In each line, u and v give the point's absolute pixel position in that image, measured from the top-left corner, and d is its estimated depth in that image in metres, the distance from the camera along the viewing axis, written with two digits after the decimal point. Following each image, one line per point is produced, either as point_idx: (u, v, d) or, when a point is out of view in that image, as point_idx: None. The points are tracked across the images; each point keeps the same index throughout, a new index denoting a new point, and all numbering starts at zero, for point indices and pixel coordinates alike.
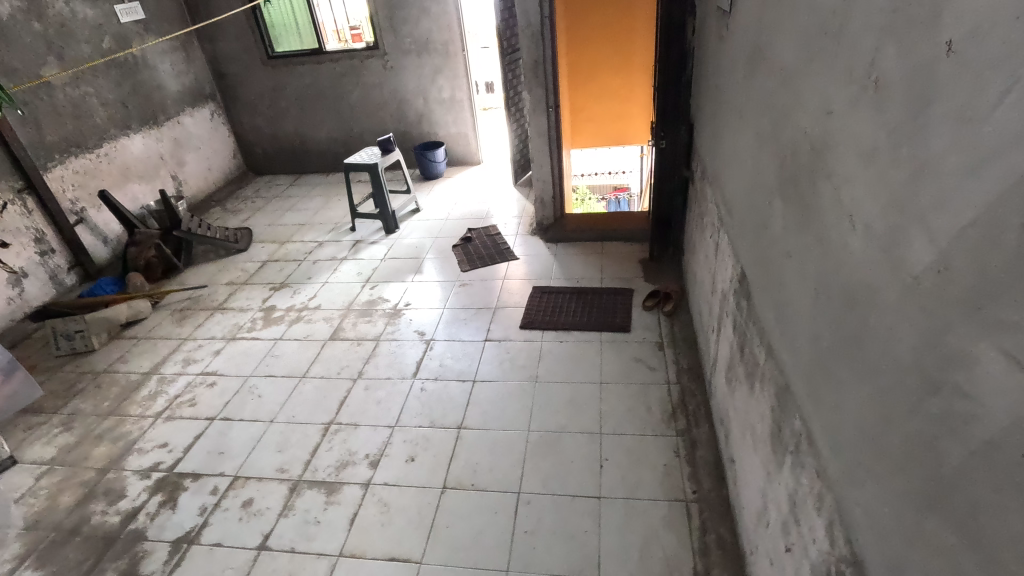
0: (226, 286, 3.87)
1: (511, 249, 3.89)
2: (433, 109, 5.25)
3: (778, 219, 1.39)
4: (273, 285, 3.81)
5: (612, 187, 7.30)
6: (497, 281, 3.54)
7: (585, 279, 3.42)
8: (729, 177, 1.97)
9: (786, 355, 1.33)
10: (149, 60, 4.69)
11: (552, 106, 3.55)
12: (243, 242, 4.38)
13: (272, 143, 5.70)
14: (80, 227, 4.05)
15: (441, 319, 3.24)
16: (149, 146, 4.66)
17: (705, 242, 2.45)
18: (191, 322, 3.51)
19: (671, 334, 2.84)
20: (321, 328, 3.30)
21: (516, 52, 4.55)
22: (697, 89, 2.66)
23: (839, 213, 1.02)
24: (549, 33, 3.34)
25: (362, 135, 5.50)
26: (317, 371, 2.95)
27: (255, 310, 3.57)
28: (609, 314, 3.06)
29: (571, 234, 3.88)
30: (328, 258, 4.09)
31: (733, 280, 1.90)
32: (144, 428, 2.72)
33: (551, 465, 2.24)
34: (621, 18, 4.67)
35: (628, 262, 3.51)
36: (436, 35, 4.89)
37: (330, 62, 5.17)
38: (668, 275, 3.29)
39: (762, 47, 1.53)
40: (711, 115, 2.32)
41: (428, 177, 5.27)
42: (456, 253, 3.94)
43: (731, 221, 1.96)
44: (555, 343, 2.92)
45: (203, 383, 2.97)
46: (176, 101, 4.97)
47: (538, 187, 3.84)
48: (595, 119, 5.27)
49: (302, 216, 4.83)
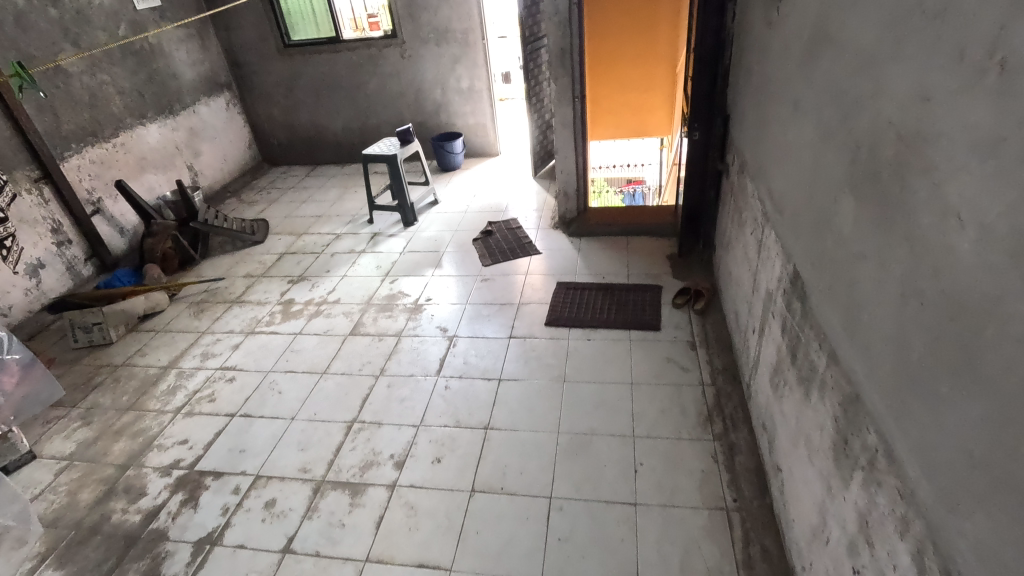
0: (244, 279, 3.81)
1: (533, 243, 3.80)
2: (451, 99, 5.15)
3: (848, 215, 1.29)
4: (292, 278, 3.75)
5: (624, 180, 7.17)
6: (519, 277, 3.45)
7: (611, 275, 3.32)
8: (779, 170, 1.86)
9: (856, 362, 1.24)
10: (166, 48, 4.62)
11: (577, 96, 3.44)
12: (259, 234, 4.32)
13: (288, 134, 5.64)
14: (97, 217, 4.00)
15: (464, 315, 3.16)
16: (165, 136, 4.60)
17: (744, 238, 2.35)
18: (208, 315, 3.46)
19: (703, 333, 2.75)
20: (341, 323, 3.24)
21: (538, 41, 4.45)
22: (735, 78, 2.54)
23: (939, 212, 0.92)
24: (576, 20, 3.23)
25: (379, 126, 5.41)
26: (337, 368, 2.88)
27: (273, 304, 3.51)
28: (637, 311, 2.97)
29: (595, 228, 3.78)
30: (346, 251, 4.02)
31: (782, 280, 1.81)
32: (164, 423, 2.67)
33: (583, 469, 2.16)
34: (645, 12, 4.59)
35: (656, 258, 3.41)
36: (455, 24, 4.78)
37: (347, 51, 5.08)
38: (697, 272, 3.19)
39: (828, 30, 1.42)
40: (754, 105, 2.21)
41: (446, 169, 5.18)
42: (476, 246, 3.86)
43: (779, 219, 1.86)
44: (583, 341, 2.83)
45: (222, 378, 2.91)
46: (192, 90, 4.91)
47: (561, 179, 3.74)
48: (618, 111, 5.16)
49: (318, 208, 4.76)
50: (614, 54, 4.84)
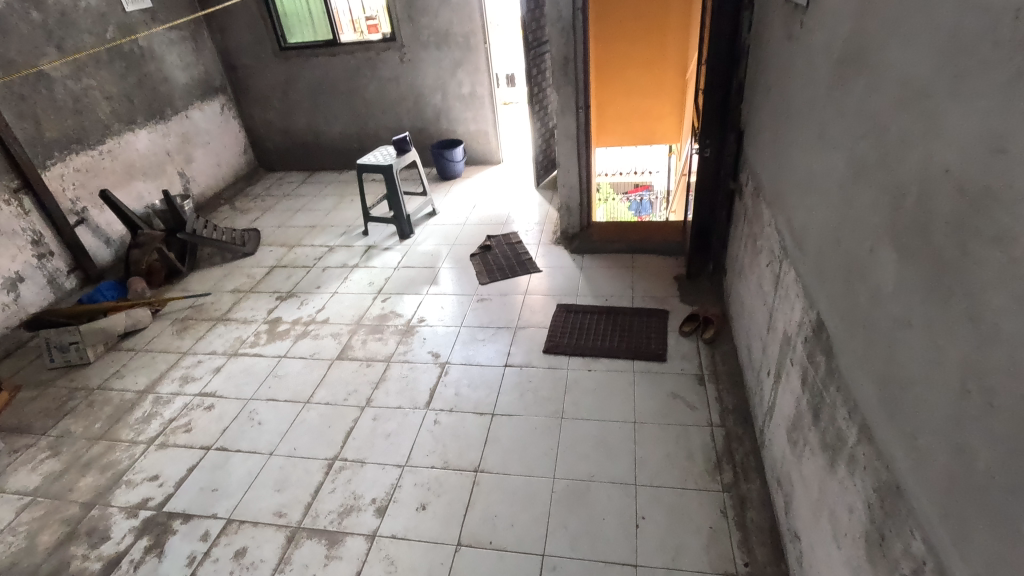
0: (231, 294, 3.65)
1: (534, 259, 3.62)
2: (452, 105, 4.97)
3: (887, 271, 1.10)
4: (280, 294, 3.59)
5: (631, 186, 6.96)
6: (518, 297, 3.26)
7: (614, 297, 3.13)
8: (800, 202, 1.67)
9: (896, 447, 1.05)
10: (157, 51, 4.47)
11: (582, 106, 3.25)
12: (249, 246, 4.17)
13: (284, 139, 5.48)
14: (81, 228, 3.85)
15: (458, 339, 2.98)
16: (155, 143, 4.45)
17: (759, 268, 2.15)
18: (192, 334, 3.31)
19: (712, 365, 2.56)
20: (328, 346, 3.07)
21: (542, 45, 4.26)
22: (751, 93, 2.34)
23: (1019, 295, 0.73)
24: (581, 27, 3.04)
25: (377, 131, 5.24)
26: (322, 397, 2.71)
27: (259, 322, 3.34)
28: (642, 339, 2.78)
29: (599, 245, 3.59)
30: (338, 265, 3.85)
31: (803, 326, 1.61)
32: (136, 456, 2.51)
33: (580, 521, 1.98)
34: (654, 17, 4.45)
35: (662, 279, 3.22)
36: (457, 27, 4.60)
37: (344, 54, 4.91)
38: (706, 296, 2.99)
39: (864, 51, 1.23)
40: (773, 125, 2.02)
41: (445, 177, 5.00)
42: (474, 262, 3.68)
43: (799, 256, 1.67)
44: (584, 372, 2.65)
45: (200, 406, 2.75)
46: (185, 94, 4.75)
47: (563, 193, 3.55)
48: (623, 118, 5.08)
49: (312, 218, 4.60)
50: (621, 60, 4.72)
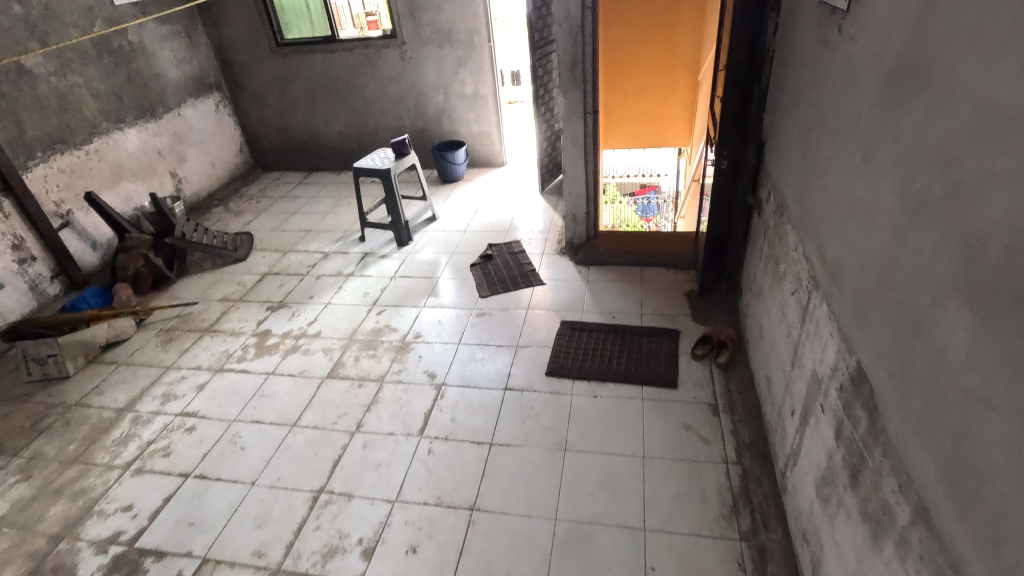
0: (220, 303, 3.49)
1: (537, 271, 3.44)
2: (454, 105, 4.79)
3: (957, 333, 0.92)
4: (271, 305, 3.42)
5: (637, 186, 6.83)
6: (520, 312, 3.09)
7: (622, 314, 2.96)
8: (837, 231, 1.49)
9: (967, 544, 0.88)
10: (148, 46, 4.30)
11: (590, 112, 3.07)
12: (242, 251, 4.01)
13: (281, 138, 5.31)
14: (66, 231, 3.70)
15: (456, 357, 2.81)
16: (145, 142, 4.29)
17: (783, 296, 1.98)
18: (177, 347, 3.15)
19: (727, 394, 2.39)
20: (318, 363, 2.90)
21: (549, 45, 4.08)
22: (776, 102, 2.16)
23: None
24: (590, 28, 2.85)
25: (377, 132, 5.07)
26: (309, 421, 2.55)
27: (248, 335, 3.19)
28: (652, 363, 2.61)
29: (606, 257, 3.41)
30: (333, 273, 3.68)
31: (838, 371, 1.44)
32: (110, 482, 2.35)
33: (584, 572, 1.82)
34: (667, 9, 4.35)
35: (673, 295, 3.05)
36: (460, 24, 4.42)
37: (343, 51, 4.73)
38: (720, 316, 2.82)
39: (927, 67, 1.06)
40: (801, 139, 1.84)
41: (447, 180, 4.82)
42: (474, 273, 3.51)
43: (834, 292, 1.49)
44: (589, 398, 2.48)
45: (181, 428, 2.59)
46: (177, 91, 4.58)
47: (569, 202, 3.37)
48: (632, 118, 4.96)
49: (308, 221, 4.43)
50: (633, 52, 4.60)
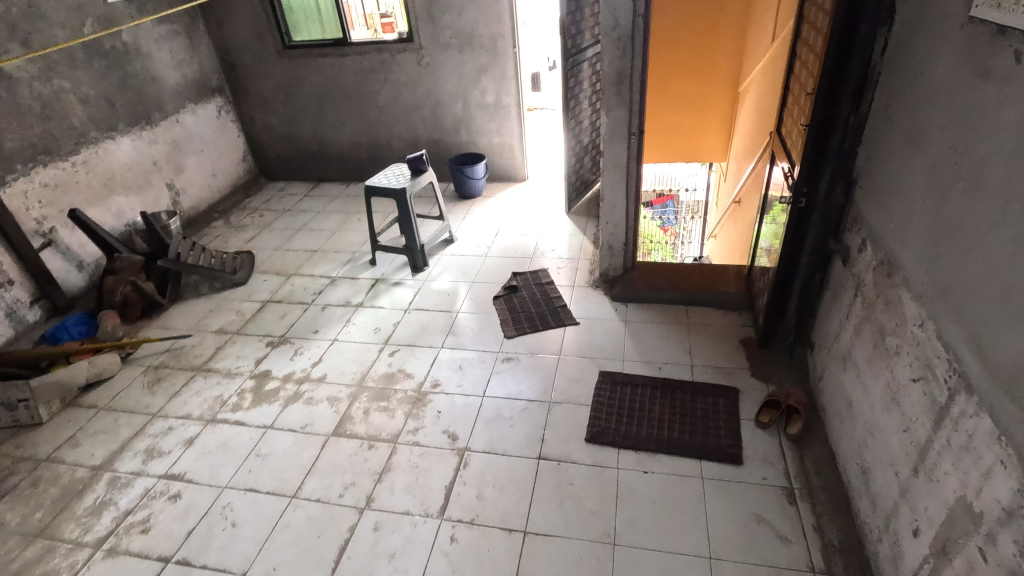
0: (216, 335, 3.15)
1: (568, 307, 3.08)
2: (474, 116, 4.43)
3: None
4: (272, 339, 3.08)
5: (654, 195, 6.25)
6: (550, 358, 2.73)
7: (669, 366, 2.60)
8: (1014, 328, 1.12)
9: None
10: (144, 48, 3.96)
11: (635, 133, 2.69)
12: (241, 274, 3.67)
13: (287, 145, 4.96)
14: (48, 251, 3.36)
15: (480, 414, 2.46)
16: (139, 152, 3.95)
17: (894, 378, 1.61)
18: (166, 389, 2.81)
19: (804, 477, 2.03)
20: (323, 416, 2.55)
21: (581, 53, 3.71)
22: (882, 137, 1.78)
23: None
24: (641, 37, 2.47)
25: (390, 142, 4.72)
26: (311, 491, 2.20)
27: (245, 376, 2.84)
28: (708, 430, 2.25)
29: (646, 293, 3.04)
30: (340, 303, 3.33)
31: (1018, 519, 1.08)
32: (77, 566, 2.01)
33: None
34: (709, 5, 4.08)
35: (725, 344, 2.68)
36: (482, 28, 4.06)
37: (355, 55, 4.37)
38: (785, 372, 2.45)
39: None
40: (929, 188, 1.48)
41: (464, 196, 4.46)
42: (497, 307, 3.15)
43: (1008, 407, 1.13)
44: (638, 474, 2.12)
45: (164, 494, 2.25)
46: (176, 96, 4.24)
47: (606, 231, 3.01)
48: (663, 131, 4.77)
49: (314, 240, 4.08)
50: (671, 51, 4.33)
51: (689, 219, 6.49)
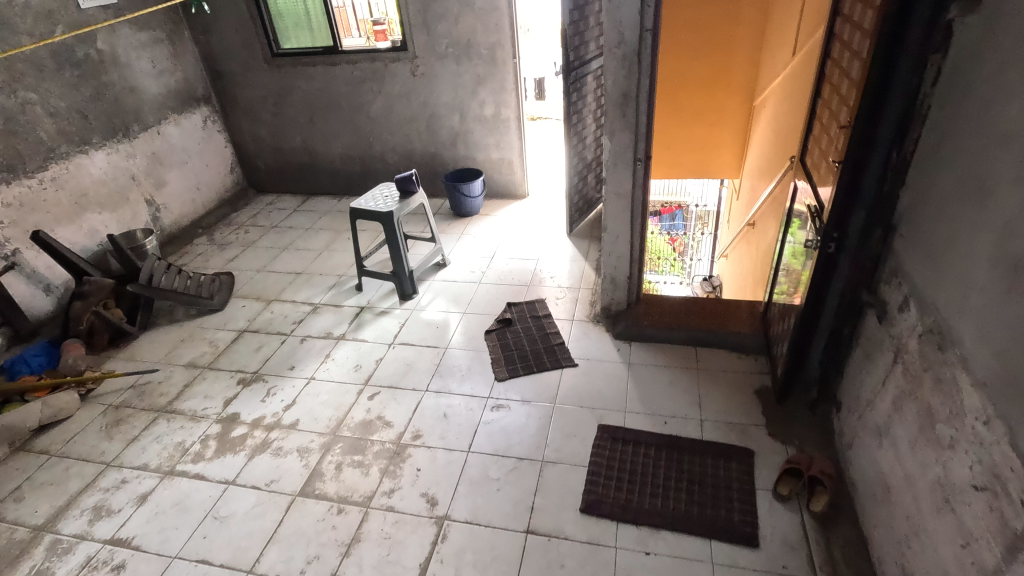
0: (185, 370, 2.92)
1: (566, 345, 2.82)
2: (471, 129, 4.18)
3: None
4: (244, 376, 2.84)
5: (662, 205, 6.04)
6: (545, 406, 2.47)
7: (677, 420, 2.33)
8: None
9: None
10: (123, 56, 3.74)
11: (641, 158, 2.43)
12: (218, 298, 3.44)
13: (277, 157, 4.74)
14: (11, 275, 3.14)
15: (464, 474, 2.20)
16: (115, 166, 3.73)
17: (947, 477, 1.34)
18: (124, 433, 2.57)
19: (830, 567, 1.76)
20: (291, 471, 2.31)
21: (585, 65, 3.45)
22: (932, 182, 1.51)
23: None
24: (649, 54, 2.21)
25: (383, 155, 4.48)
26: (270, 565, 1.96)
27: (211, 420, 2.60)
28: (720, 502, 1.99)
29: (651, 332, 2.77)
30: (320, 334, 3.09)
31: None
32: None
33: None
34: (724, 12, 3.82)
35: (739, 395, 2.41)
36: (480, 37, 3.81)
37: (346, 65, 4.14)
38: (807, 433, 2.18)
39: None
40: (996, 255, 1.22)
41: (460, 214, 4.21)
42: (489, 343, 2.89)
43: None
44: (639, 557, 1.85)
45: (107, 565, 2.01)
46: (158, 106, 4.03)
47: (609, 263, 2.75)
48: (673, 146, 4.50)
49: (299, 260, 3.85)
50: (681, 61, 4.07)
51: (699, 228, 6.12)
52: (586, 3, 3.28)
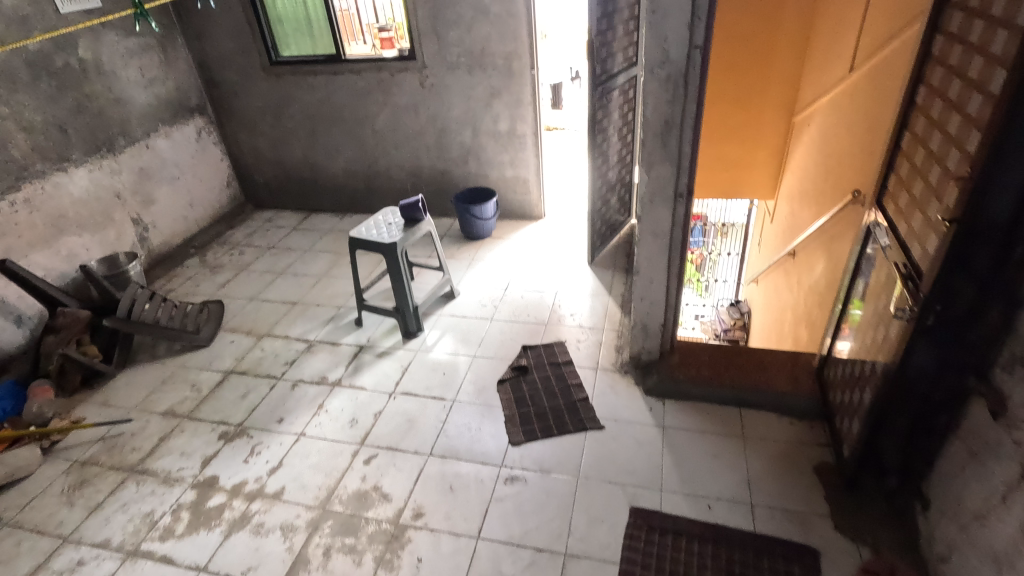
0: (162, 420, 2.61)
1: (590, 401, 2.47)
2: (484, 145, 3.85)
3: None
4: (226, 429, 2.53)
5: None
6: (567, 480, 2.13)
7: (724, 504, 1.99)
8: None
9: None
10: (108, 65, 3.44)
11: (683, 195, 2.09)
12: (204, 332, 3.13)
13: (276, 171, 4.43)
14: None
15: (473, 568, 1.87)
16: (98, 184, 3.44)
17: None
18: (88, 498, 2.27)
19: None
20: (272, 555, 1.99)
21: (612, 79, 3.11)
22: None
23: None
24: (698, 75, 1.86)
25: (389, 171, 4.16)
26: None
27: (187, 484, 2.29)
28: None
29: (687, 388, 2.42)
30: (314, 379, 2.77)
31: None
32: None
33: None
34: (765, 20, 3.47)
35: (795, 473, 2.06)
36: (496, 46, 3.48)
37: (350, 74, 3.82)
38: (882, 530, 1.82)
39: None
40: None
41: (470, 237, 3.88)
42: (503, 395, 2.55)
43: None
44: None
45: None
46: (147, 118, 3.73)
47: (641, 310, 2.41)
48: (702, 164, 4.14)
49: (295, 288, 3.54)
50: (715, 73, 3.72)
51: (718, 239, 5.67)
52: (614, 10, 2.93)
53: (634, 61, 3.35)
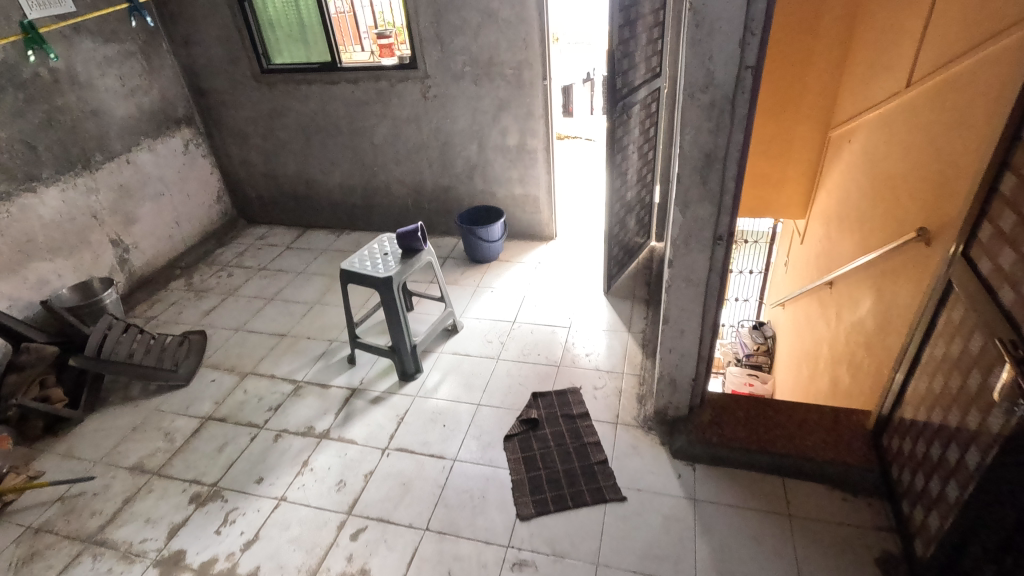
0: (128, 477, 2.33)
1: (610, 465, 2.16)
2: (491, 160, 3.55)
3: None
4: (198, 491, 2.25)
5: None
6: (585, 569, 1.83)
7: None
8: None
9: None
10: (83, 73, 3.17)
11: (723, 238, 1.78)
12: (183, 369, 2.85)
13: (269, 185, 4.15)
14: None
15: None
16: (72, 204, 3.17)
17: None
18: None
19: None
20: None
21: (633, 93, 2.79)
22: None
23: None
24: (748, 100, 1.54)
25: (389, 187, 3.87)
26: None
27: (148, 560, 2.00)
28: None
29: (723, 453, 2.10)
30: (299, 429, 2.48)
31: None
32: None
33: None
34: (801, 26, 3.15)
35: (853, 567, 1.75)
36: (504, 54, 3.17)
37: (346, 83, 3.53)
38: None
39: None
40: None
41: (476, 259, 3.58)
42: (510, 455, 2.25)
43: None
44: None
45: None
46: (128, 130, 3.46)
47: (670, 363, 2.10)
48: None
49: (285, 317, 3.25)
50: None
51: None
52: (638, 16, 2.62)
53: (657, 72, 3.04)
